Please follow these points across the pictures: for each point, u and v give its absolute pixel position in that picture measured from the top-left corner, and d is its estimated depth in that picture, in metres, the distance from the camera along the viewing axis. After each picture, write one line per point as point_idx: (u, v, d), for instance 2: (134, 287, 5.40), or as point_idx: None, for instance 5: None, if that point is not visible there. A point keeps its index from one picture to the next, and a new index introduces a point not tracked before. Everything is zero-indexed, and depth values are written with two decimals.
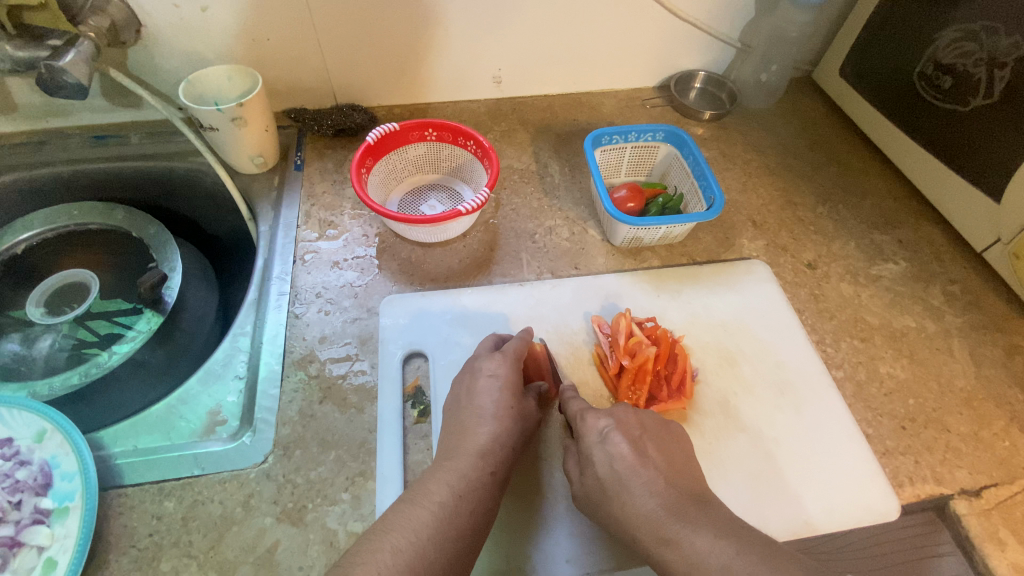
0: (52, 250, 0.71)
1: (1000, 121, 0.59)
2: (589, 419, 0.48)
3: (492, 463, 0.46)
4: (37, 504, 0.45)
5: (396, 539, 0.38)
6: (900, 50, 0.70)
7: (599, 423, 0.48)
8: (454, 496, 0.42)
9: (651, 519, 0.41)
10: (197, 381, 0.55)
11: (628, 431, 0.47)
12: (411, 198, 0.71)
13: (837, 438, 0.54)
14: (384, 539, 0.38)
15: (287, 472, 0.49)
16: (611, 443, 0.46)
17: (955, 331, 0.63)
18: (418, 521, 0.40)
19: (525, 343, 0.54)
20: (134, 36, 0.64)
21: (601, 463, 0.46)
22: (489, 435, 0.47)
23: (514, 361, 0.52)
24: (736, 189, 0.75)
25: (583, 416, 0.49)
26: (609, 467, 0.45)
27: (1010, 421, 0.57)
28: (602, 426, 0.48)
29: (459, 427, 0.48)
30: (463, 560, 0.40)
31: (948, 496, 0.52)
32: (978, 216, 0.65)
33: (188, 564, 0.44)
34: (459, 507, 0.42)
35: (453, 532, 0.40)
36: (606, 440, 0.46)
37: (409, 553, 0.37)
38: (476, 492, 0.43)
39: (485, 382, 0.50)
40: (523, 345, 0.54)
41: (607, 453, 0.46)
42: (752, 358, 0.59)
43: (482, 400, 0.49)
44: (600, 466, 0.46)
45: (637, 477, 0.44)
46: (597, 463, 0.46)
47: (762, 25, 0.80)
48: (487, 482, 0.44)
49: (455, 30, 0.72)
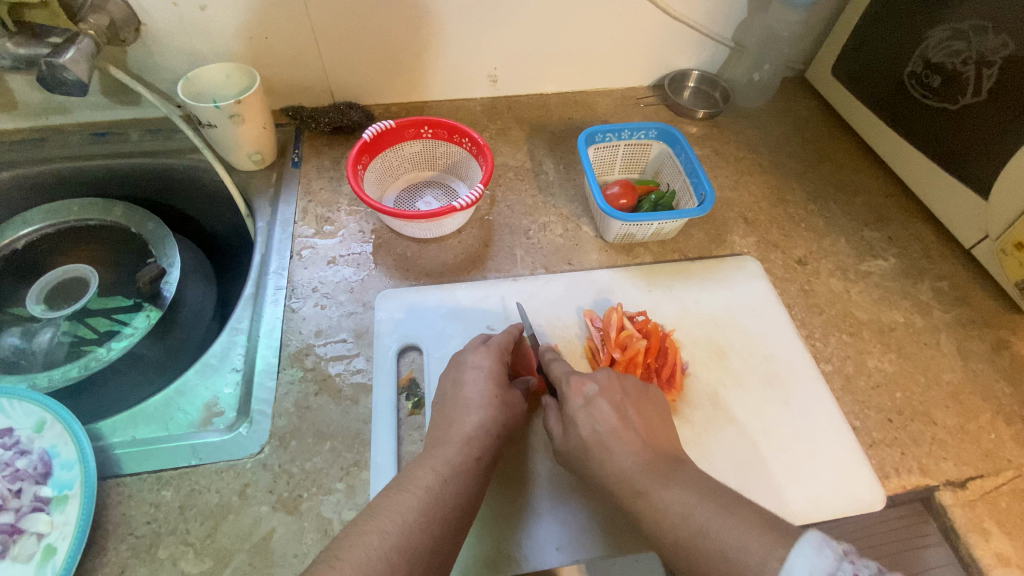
0: (52, 246, 0.71)
1: (989, 119, 0.60)
2: (574, 383, 0.49)
3: (476, 449, 0.46)
4: (37, 492, 0.45)
5: (382, 523, 0.39)
6: (890, 49, 0.71)
7: (585, 388, 0.48)
8: (438, 480, 0.43)
9: (631, 477, 0.42)
10: (195, 373, 0.56)
11: (612, 396, 0.48)
12: (407, 194, 0.72)
13: (825, 430, 0.55)
14: (369, 523, 0.39)
15: (283, 461, 0.50)
16: (595, 408, 0.47)
17: (943, 326, 0.64)
18: (403, 505, 0.40)
19: (513, 337, 0.55)
20: (133, 34, 0.65)
21: (597, 444, 0.45)
22: (475, 425, 0.47)
23: (502, 355, 0.53)
24: (728, 187, 0.76)
25: (568, 381, 0.49)
26: (615, 471, 0.44)
27: (995, 414, 0.58)
28: (588, 391, 0.48)
29: (447, 414, 0.49)
30: (452, 543, 0.41)
31: (933, 487, 0.53)
32: (967, 213, 0.66)
33: (186, 550, 0.45)
34: (443, 490, 0.43)
35: (440, 515, 0.41)
36: (592, 404, 0.47)
37: (395, 536, 0.38)
38: (460, 477, 0.44)
39: (466, 377, 0.51)
40: (510, 339, 0.55)
41: (591, 417, 0.46)
42: (742, 351, 0.60)
43: (468, 391, 0.50)
44: (583, 430, 0.46)
45: (619, 439, 0.45)
46: (581, 426, 0.46)
47: (754, 25, 0.81)
48: (472, 467, 0.45)
49: (452, 30, 0.73)
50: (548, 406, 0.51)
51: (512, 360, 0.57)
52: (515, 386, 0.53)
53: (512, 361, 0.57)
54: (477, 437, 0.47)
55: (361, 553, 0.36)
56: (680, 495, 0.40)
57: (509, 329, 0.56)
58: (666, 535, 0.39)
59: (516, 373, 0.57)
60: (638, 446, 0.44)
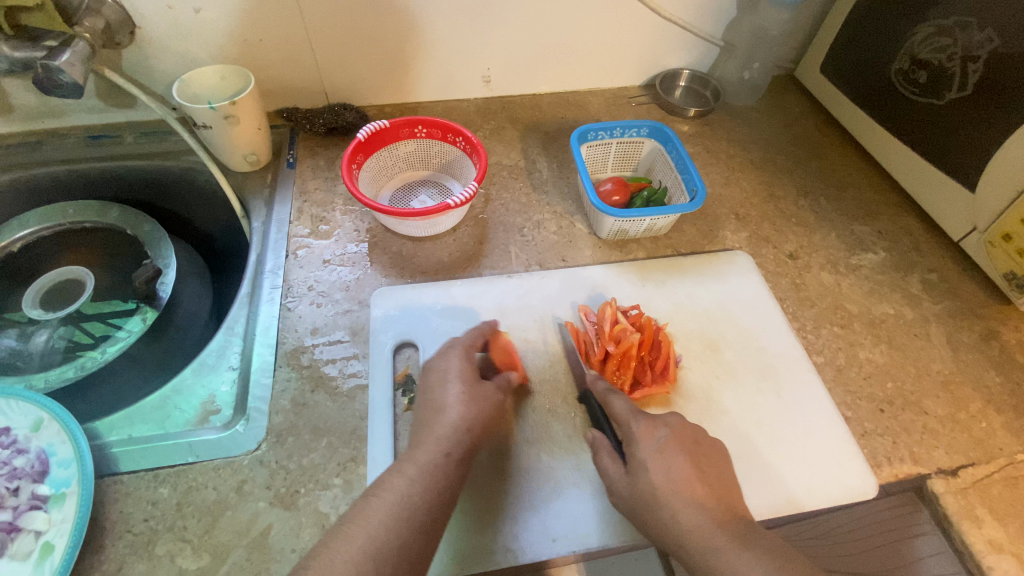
0: (48, 249, 0.72)
1: (975, 114, 0.61)
2: (644, 425, 0.48)
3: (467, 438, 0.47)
4: (34, 490, 0.46)
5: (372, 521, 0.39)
6: (877, 46, 0.72)
7: (656, 432, 0.47)
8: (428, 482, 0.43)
9: (705, 533, 0.41)
10: (191, 372, 0.56)
11: (684, 443, 0.47)
12: (402, 194, 0.73)
13: (818, 421, 0.56)
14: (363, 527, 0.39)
15: (280, 458, 0.50)
16: (670, 456, 0.45)
17: (933, 318, 0.65)
18: (393, 509, 0.41)
19: (482, 335, 0.55)
20: (129, 37, 0.66)
21: (653, 470, 0.45)
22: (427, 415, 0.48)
23: (466, 351, 0.53)
24: (719, 183, 0.77)
25: (638, 421, 0.48)
26: (665, 478, 0.44)
27: (986, 404, 0.58)
28: (660, 435, 0.47)
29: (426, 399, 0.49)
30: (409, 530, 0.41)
31: (925, 475, 0.53)
32: (955, 206, 0.67)
33: (183, 547, 0.45)
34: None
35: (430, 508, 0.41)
36: (664, 452, 0.46)
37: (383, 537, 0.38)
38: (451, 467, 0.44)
39: (455, 378, 0.51)
40: (478, 338, 0.55)
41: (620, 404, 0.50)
42: (735, 344, 0.61)
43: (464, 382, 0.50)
44: (655, 477, 0.44)
45: (691, 494, 0.44)
46: (653, 473, 0.45)
47: (744, 24, 0.82)
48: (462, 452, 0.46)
49: (444, 32, 0.74)
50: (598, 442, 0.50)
51: (488, 358, 0.57)
52: (494, 380, 0.53)
53: (487, 361, 0.57)
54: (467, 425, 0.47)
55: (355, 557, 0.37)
56: (755, 558, 0.39)
57: (478, 326, 0.56)
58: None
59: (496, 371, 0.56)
60: (710, 500, 0.43)
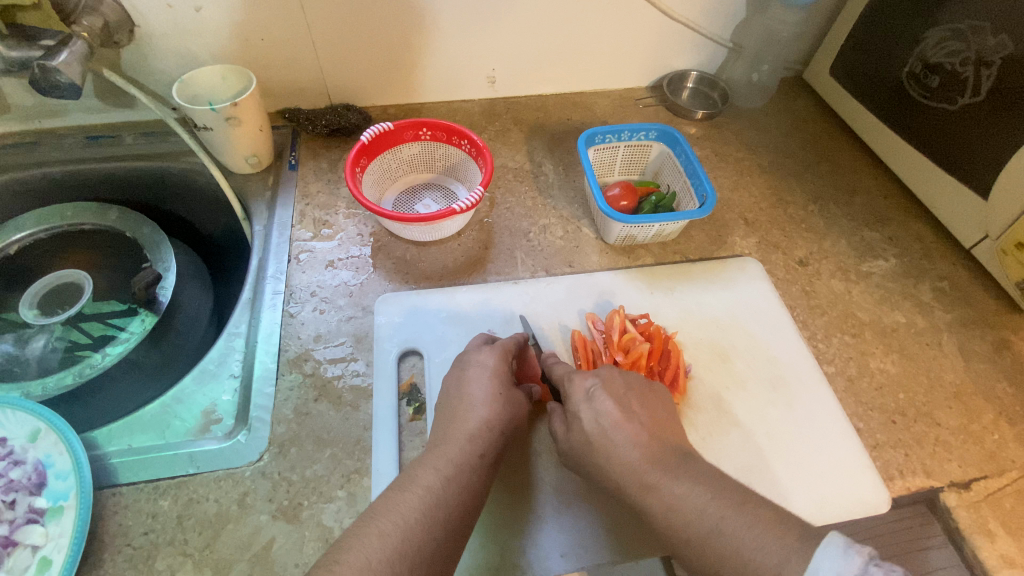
0: (44, 252, 0.70)
1: (989, 120, 0.60)
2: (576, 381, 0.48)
3: (472, 440, 0.45)
4: (31, 503, 0.45)
5: (373, 521, 0.38)
6: (889, 49, 0.71)
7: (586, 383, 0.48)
8: (434, 475, 0.42)
9: None
10: (192, 380, 0.55)
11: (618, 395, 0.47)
12: (406, 197, 0.71)
13: (829, 433, 0.55)
14: (363, 523, 0.38)
15: (283, 469, 0.49)
16: (595, 402, 0.46)
17: (944, 327, 0.64)
18: (401, 501, 0.40)
19: (518, 344, 0.54)
20: (128, 36, 0.64)
21: (588, 420, 0.45)
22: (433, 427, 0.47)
23: (503, 353, 0.52)
24: (728, 187, 0.76)
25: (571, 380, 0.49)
26: (595, 424, 0.45)
27: (998, 415, 0.57)
28: (589, 385, 0.47)
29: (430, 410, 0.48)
30: None
31: (938, 489, 0.53)
32: (967, 213, 0.66)
33: (184, 562, 0.44)
34: (437, 485, 0.42)
35: (434, 514, 0.40)
36: (593, 398, 0.46)
37: (386, 533, 0.37)
38: (455, 470, 0.43)
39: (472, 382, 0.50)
40: (516, 344, 0.54)
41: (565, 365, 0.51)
42: (745, 354, 0.60)
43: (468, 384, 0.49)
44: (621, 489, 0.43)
45: None
46: (596, 467, 0.45)
47: (753, 26, 0.81)
48: (466, 459, 0.44)
49: (450, 31, 0.73)
50: (553, 410, 0.50)
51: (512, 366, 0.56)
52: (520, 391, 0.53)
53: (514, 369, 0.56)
54: (472, 429, 0.46)
55: (362, 555, 0.35)
56: (692, 491, 0.38)
57: (511, 335, 0.55)
58: (678, 531, 0.37)
59: (520, 381, 0.56)
60: None
